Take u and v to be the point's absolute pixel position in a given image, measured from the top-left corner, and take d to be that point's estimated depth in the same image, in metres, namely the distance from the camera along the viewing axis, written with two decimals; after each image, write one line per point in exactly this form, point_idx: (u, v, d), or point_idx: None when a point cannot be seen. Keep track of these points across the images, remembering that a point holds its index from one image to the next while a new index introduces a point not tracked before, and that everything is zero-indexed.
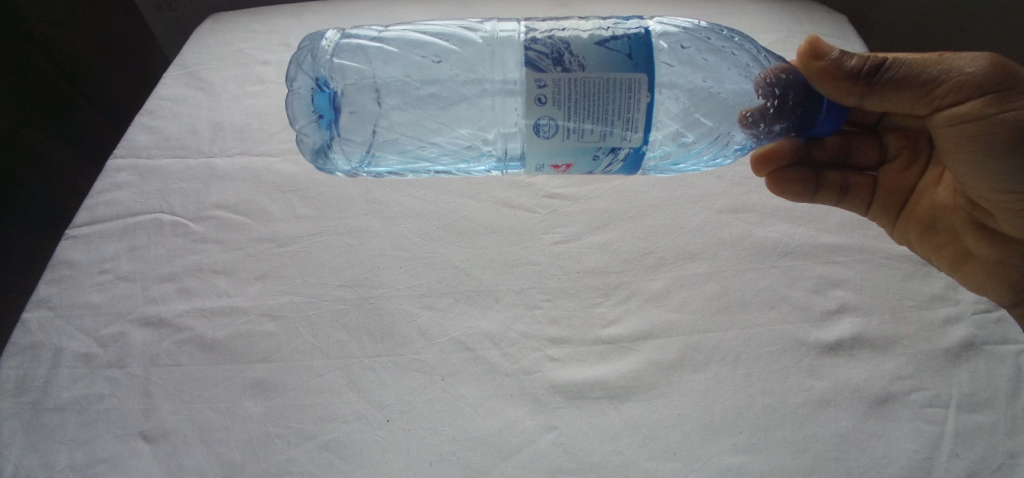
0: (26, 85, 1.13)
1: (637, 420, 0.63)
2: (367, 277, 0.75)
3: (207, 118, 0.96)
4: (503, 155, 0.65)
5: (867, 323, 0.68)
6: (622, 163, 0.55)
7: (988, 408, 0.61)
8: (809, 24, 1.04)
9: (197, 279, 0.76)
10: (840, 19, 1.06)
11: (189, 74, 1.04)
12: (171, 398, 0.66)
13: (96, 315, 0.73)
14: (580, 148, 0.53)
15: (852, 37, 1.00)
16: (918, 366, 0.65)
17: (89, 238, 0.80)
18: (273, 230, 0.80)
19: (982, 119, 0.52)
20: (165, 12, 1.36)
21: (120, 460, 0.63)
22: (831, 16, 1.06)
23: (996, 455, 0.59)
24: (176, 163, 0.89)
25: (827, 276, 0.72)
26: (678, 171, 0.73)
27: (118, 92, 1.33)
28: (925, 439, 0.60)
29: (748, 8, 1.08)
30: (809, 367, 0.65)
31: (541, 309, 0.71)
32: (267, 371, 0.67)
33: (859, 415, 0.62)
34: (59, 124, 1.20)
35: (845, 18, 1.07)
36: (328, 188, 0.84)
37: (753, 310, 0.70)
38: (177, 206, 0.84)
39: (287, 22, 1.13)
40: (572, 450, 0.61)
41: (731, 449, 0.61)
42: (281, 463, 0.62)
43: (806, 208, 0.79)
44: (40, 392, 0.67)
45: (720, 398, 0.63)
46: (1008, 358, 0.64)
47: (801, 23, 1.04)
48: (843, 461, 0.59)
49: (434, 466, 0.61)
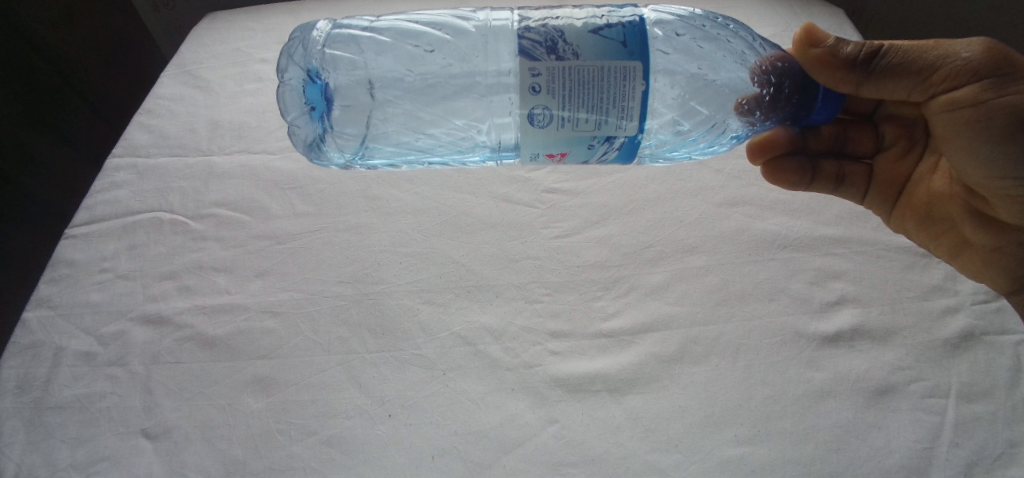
0: (20, 84, 1.12)
1: (638, 412, 0.63)
2: (367, 273, 0.75)
3: (205, 117, 0.96)
4: (497, 146, 0.65)
5: (866, 314, 0.68)
6: (618, 152, 0.55)
7: (988, 398, 0.62)
8: (807, 17, 1.04)
9: (197, 277, 0.76)
10: (837, 12, 1.06)
11: (187, 73, 1.04)
12: (172, 396, 0.66)
13: (96, 314, 0.73)
14: (575, 137, 0.53)
15: (850, 30, 1.01)
16: (918, 357, 0.65)
17: (88, 237, 0.80)
18: (273, 227, 0.80)
19: (980, 104, 0.52)
20: (162, 11, 1.35)
21: (122, 458, 0.63)
22: (828, 9, 1.06)
23: (995, 445, 0.59)
24: (175, 162, 0.89)
25: (826, 268, 0.72)
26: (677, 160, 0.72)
27: (114, 91, 1.33)
28: (925, 429, 0.60)
29: (746, 2, 1.08)
30: (809, 359, 0.65)
31: (541, 304, 0.71)
32: (267, 368, 0.68)
33: (859, 405, 0.62)
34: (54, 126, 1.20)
35: (842, 11, 1.07)
36: (327, 185, 0.84)
37: (753, 302, 0.70)
38: (176, 205, 0.84)
39: (285, 20, 1.13)
40: (573, 443, 0.61)
41: (732, 440, 0.61)
42: (282, 459, 0.62)
43: (805, 200, 0.79)
44: (41, 391, 0.67)
45: (720, 390, 0.64)
46: (1007, 348, 0.64)
47: (799, 16, 1.04)
48: (843, 451, 0.60)
49: (436, 461, 0.61)
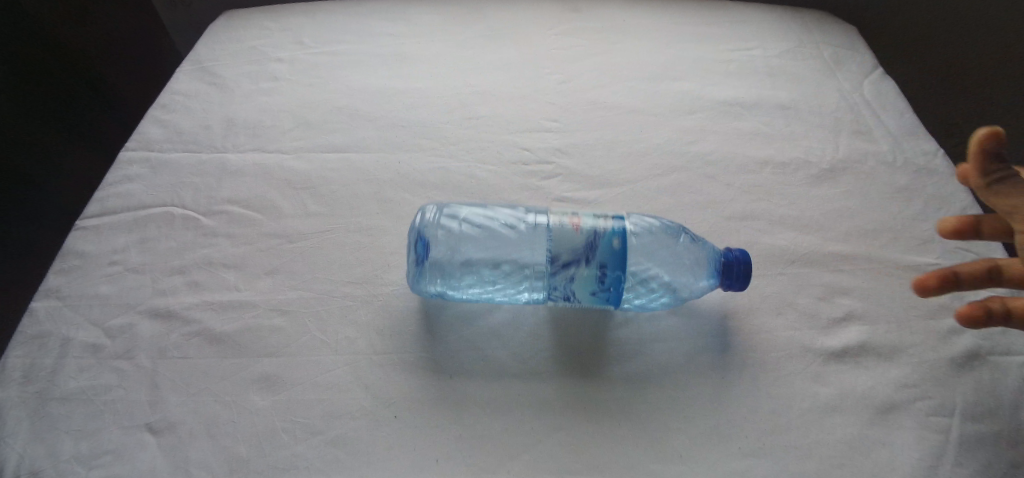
0: (30, 85, 1.15)
1: (644, 422, 0.62)
2: (377, 274, 0.75)
3: (220, 114, 0.97)
4: (527, 264, 0.69)
5: (872, 331, 0.69)
6: (608, 295, 0.67)
7: (993, 418, 0.62)
8: (811, 48, 1.10)
9: (207, 273, 0.76)
10: (837, 43, 1.11)
11: (203, 69, 1.05)
12: (178, 391, 0.65)
13: (106, 306, 0.73)
14: (582, 280, 0.65)
15: (850, 63, 1.07)
16: (923, 375, 0.65)
17: (99, 230, 0.80)
18: (284, 225, 0.81)
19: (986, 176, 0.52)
20: (179, 7, 1.44)
21: (125, 452, 0.61)
22: (829, 41, 1.11)
23: (1001, 465, 0.59)
24: (188, 157, 0.90)
25: (833, 284, 0.73)
26: (676, 221, 0.79)
27: (128, 88, 1.36)
28: (930, 448, 0.60)
29: (750, 31, 1.14)
30: (815, 373, 0.65)
31: (549, 311, 0.72)
32: (275, 366, 0.67)
33: (864, 422, 0.62)
34: (72, 123, 1.23)
35: (842, 41, 1.12)
36: (340, 186, 0.86)
37: (760, 315, 0.70)
38: (188, 200, 0.84)
39: (302, 22, 1.16)
40: (579, 451, 0.60)
41: (736, 452, 0.60)
42: (287, 458, 0.60)
43: (812, 217, 0.81)
44: (47, 382, 0.66)
45: (726, 402, 0.64)
46: (1012, 370, 0.65)
47: (802, 47, 1.10)
48: (849, 468, 0.59)
49: (442, 465, 0.60)
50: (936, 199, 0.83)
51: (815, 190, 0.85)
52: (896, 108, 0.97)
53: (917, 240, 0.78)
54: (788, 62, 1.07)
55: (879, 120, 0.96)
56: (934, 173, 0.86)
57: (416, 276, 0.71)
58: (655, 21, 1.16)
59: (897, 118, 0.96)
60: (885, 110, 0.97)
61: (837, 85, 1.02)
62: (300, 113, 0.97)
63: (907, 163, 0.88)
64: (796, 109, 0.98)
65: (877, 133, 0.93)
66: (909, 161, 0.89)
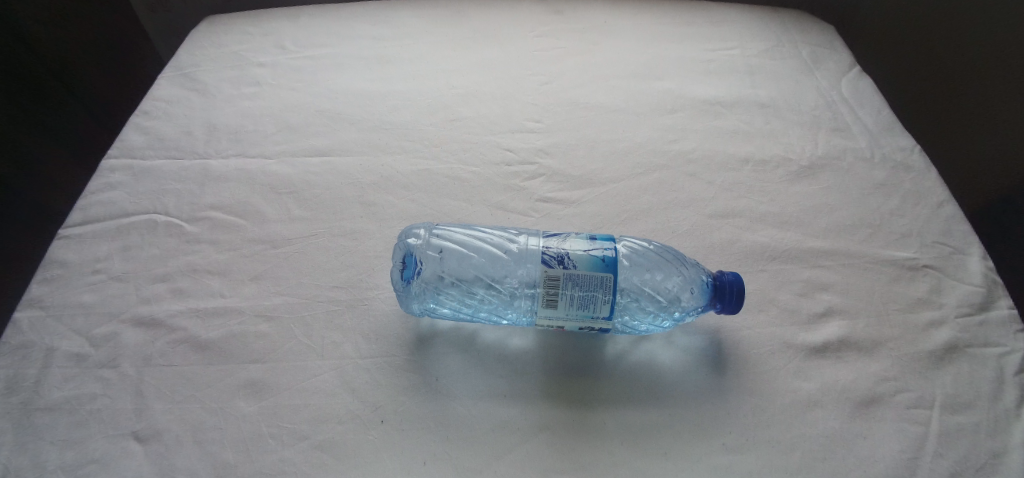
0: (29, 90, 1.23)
1: (629, 420, 0.63)
2: (362, 278, 0.75)
3: (202, 120, 0.96)
4: (519, 283, 0.67)
5: (852, 325, 0.70)
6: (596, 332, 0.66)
7: (971, 409, 0.63)
8: (790, 46, 1.11)
9: (191, 280, 0.76)
10: (815, 41, 1.12)
11: (184, 75, 1.05)
12: (164, 398, 0.65)
13: (89, 315, 0.72)
14: (574, 321, 0.63)
15: (828, 61, 1.08)
16: (902, 368, 0.66)
17: (82, 238, 0.80)
18: (267, 231, 0.81)
19: None
20: (158, 13, 1.44)
21: (111, 461, 0.61)
22: (807, 39, 1.13)
23: (979, 455, 0.60)
24: (171, 164, 0.89)
25: (814, 280, 0.74)
26: (673, 243, 0.76)
27: (115, 94, 1.42)
28: (909, 439, 0.61)
29: (730, 30, 1.14)
30: (797, 369, 0.66)
31: None
32: (261, 371, 0.67)
33: (845, 416, 0.63)
34: (65, 129, 1.30)
35: (820, 38, 1.13)
36: (324, 190, 0.86)
37: (742, 312, 0.71)
38: (171, 207, 0.84)
39: (283, 26, 1.16)
40: (564, 450, 0.61)
41: (720, 447, 0.61)
42: (275, 463, 0.60)
43: (793, 213, 0.82)
44: (31, 392, 0.65)
45: (710, 399, 0.64)
46: (989, 361, 0.66)
47: (780, 45, 1.11)
48: (832, 461, 0.60)
49: (428, 466, 0.60)
50: (914, 194, 0.84)
51: (795, 187, 0.86)
52: (874, 105, 0.98)
53: (895, 234, 0.79)
54: (767, 60, 1.08)
55: (857, 117, 0.97)
56: (912, 169, 0.88)
57: (404, 292, 0.70)
58: (635, 22, 1.17)
59: (874, 114, 0.97)
60: (863, 107, 0.98)
61: (815, 83, 1.03)
62: (282, 117, 0.97)
63: (885, 158, 0.89)
64: (775, 107, 0.99)
65: (856, 130, 0.94)
66: (887, 157, 0.90)
